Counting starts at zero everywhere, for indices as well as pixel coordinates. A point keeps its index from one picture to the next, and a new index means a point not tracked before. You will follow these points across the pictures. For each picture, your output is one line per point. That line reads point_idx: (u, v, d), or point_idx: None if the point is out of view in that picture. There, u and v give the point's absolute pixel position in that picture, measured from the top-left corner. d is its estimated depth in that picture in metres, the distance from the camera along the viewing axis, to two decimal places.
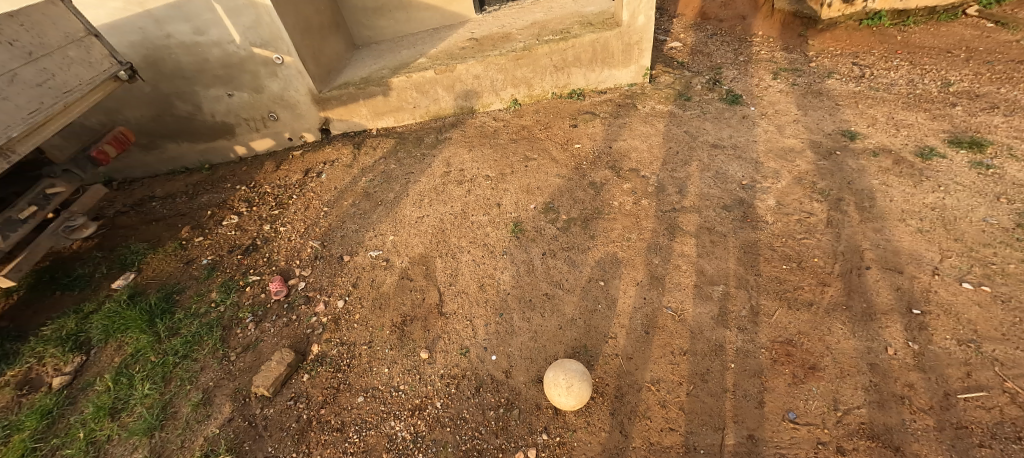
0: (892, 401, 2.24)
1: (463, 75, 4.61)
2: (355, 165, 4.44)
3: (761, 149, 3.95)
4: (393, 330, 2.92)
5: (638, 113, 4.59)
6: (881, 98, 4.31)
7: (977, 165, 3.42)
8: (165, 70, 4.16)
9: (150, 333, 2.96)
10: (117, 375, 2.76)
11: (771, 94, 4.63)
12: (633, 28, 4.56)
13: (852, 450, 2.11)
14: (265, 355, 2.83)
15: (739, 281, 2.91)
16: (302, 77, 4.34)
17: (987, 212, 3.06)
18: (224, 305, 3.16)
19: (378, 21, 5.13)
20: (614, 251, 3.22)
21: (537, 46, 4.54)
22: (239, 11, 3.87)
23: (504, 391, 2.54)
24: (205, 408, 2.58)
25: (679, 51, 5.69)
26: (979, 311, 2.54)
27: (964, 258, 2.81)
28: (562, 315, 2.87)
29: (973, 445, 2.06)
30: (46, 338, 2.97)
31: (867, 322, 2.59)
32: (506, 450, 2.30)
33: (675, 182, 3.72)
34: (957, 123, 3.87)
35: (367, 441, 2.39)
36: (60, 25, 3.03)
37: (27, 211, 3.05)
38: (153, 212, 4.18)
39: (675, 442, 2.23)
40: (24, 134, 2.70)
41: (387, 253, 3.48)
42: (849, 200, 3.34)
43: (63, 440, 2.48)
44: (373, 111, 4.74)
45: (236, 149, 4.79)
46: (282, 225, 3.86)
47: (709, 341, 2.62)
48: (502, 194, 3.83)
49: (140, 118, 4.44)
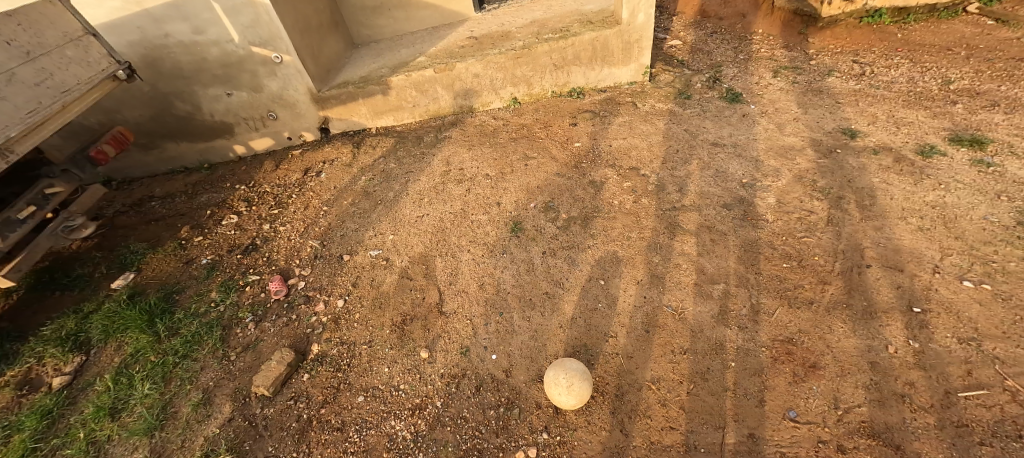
0: (893, 399, 2.24)
1: (463, 74, 4.60)
2: (355, 164, 4.43)
3: (761, 147, 3.94)
4: (393, 330, 2.91)
5: (638, 112, 4.58)
6: (881, 96, 4.31)
7: (978, 162, 3.41)
8: (163, 70, 4.14)
9: (150, 333, 2.95)
10: (117, 375, 2.75)
11: (771, 92, 4.62)
12: (633, 26, 4.55)
13: (852, 449, 2.11)
14: (265, 355, 2.83)
15: (739, 280, 2.91)
16: (301, 77, 4.33)
17: (988, 209, 3.06)
18: (223, 305, 3.16)
19: (377, 19, 5.11)
20: (615, 250, 3.22)
21: (537, 45, 4.54)
22: (238, 10, 3.85)
23: (505, 390, 2.54)
24: (205, 408, 2.57)
25: (678, 49, 5.68)
26: (980, 309, 2.54)
27: (965, 256, 2.81)
28: (562, 314, 2.87)
29: (974, 443, 2.06)
30: (46, 338, 2.97)
31: (868, 320, 2.58)
32: (506, 449, 2.30)
33: (675, 181, 3.71)
34: (957, 121, 3.86)
35: (367, 441, 2.39)
36: (59, 24, 3.02)
37: (27, 211, 3.04)
38: (152, 212, 4.18)
39: (676, 441, 2.23)
40: (23, 134, 2.69)
41: (387, 252, 3.47)
42: (850, 198, 3.33)
43: (63, 440, 2.48)
44: (372, 110, 4.73)
45: (235, 149, 4.78)
46: (281, 224, 3.85)
47: (710, 340, 2.61)
48: (502, 193, 3.83)
49: (139, 118, 4.43)
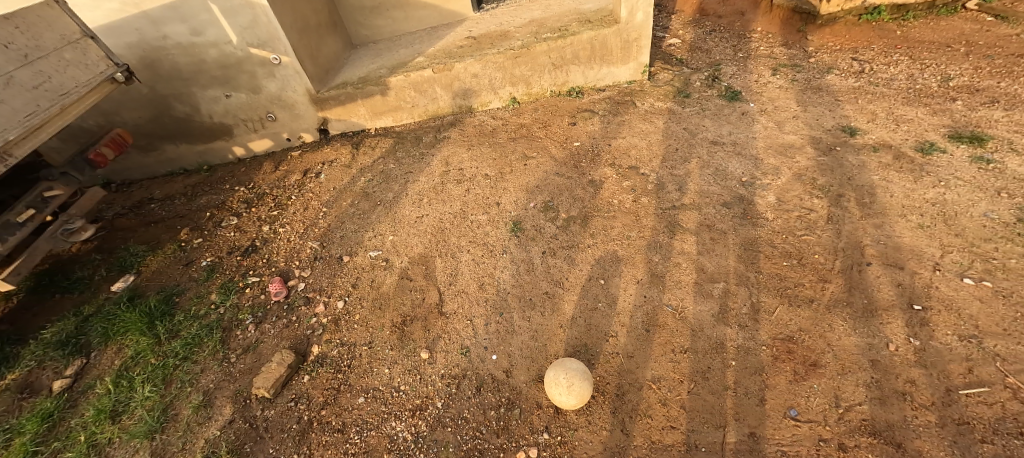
0: (894, 397, 2.24)
1: (462, 74, 4.59)
2: (354, 165, 4.42)
3: (760, 145, 3.94)
4: (393, 331, 2.91)
5: (638, 110, 4.57)
6: (880, 93, 4.30)
7: (978, 159, 3.41)
8: (162, 71, 4.14)
9: (150, 335, 2.95)
10: (117, 378, 2.75)
11: (770, 90, 4.62)
12: (632, 25, 4.54)
13: (853, 447, 2.11)
14: (265, 356, 2.83)
15: (739, 278, 2.90)
16: (300, 77, 4.33)
17: (988, 206, 3.05)
18: (223, 306, 3.15)
19: (375, 20, 5.11)
20: (615, 249, 3.22)
21: (536, 44, 4.52)
22: (235, 11, 3.84)
23: (505, 390, 2.53)
24: (205, 410, 2.57)
25: (678, 47, 5.67)
26: (981, 306, 2.54)
27: (966, 254, 2.80)
28: (562, 314, 2.86)
29: (975, 441, 2.06)
30: (46, 341, 2.96)
31: (868, 318, 2.58)
32: (507, 450, 2.30)
33: (675, 179, 3.71)
34: (957, 118, 3.85)
35: (368, 442, 2.39)
36: (57, 27, 3.00)
37: (26, 214, 3.03)
38: (153, 214, 4.18)
39: (676, 440, 2.23)
40: (21, 137, 2.69)
41: (387, 253, 3.47)
42: (850, 195, 3.33)
43: (64, 443, 2.49)
44: (371, 110, 4.72)
45: (235, 150, 4.78)
46: (281, 226, 3.85)
47: (710, 338, 2.61)
48: (502, 193, 3.82)
49: (138, 120, 4.43)
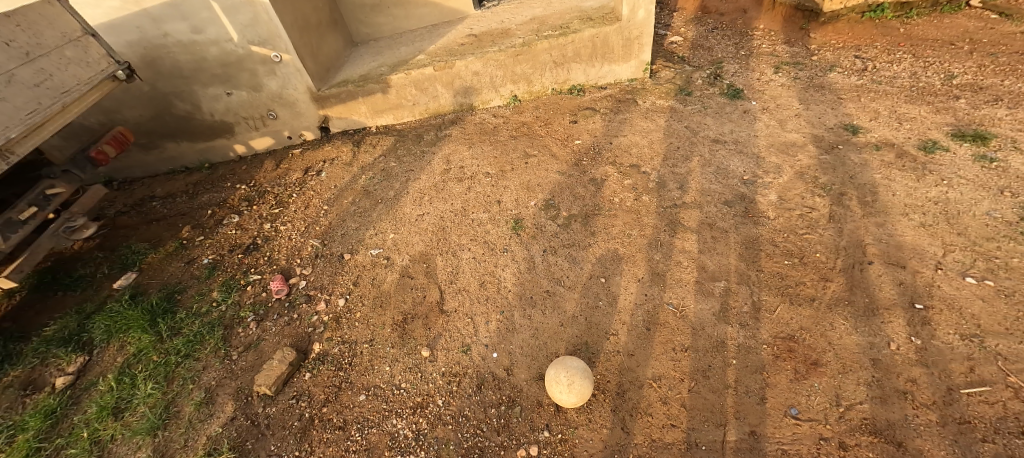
0: (895, 396, 2.24)
1: (463, 72, 4.58)
2: (355, 163, 4.42)
3: (761, 144, 3.93)
4: (393, 329, 2.92)
5: (638, 108, 4.56)
6: (883, 91, 4.28)
7: (980, 158, 3.39)
8: (163, 69, 4.14)
9: (152, 333, 2.95)
10: (119, 375, 2.76)
11: (771, 88, 4.60)
12: (633, 23, 4.53)
13: (854, 446, 2.11)
14: (266, 354, 2.84)
15: (739, 277, 2.90)
16: (301, 76, 4.33)
17: (991, 205, 3.04)
18: (225, 304, 3.16)
19: (376, 18, 5.10)
20: (615, 248, 3.21)
21: (537, 42, 4.51)
22: (237, 9, 3.84)
23: (506, 389, 2.54)
24: (207, 408, 2.58)
25: (679, 45, 5.65)
26: (982, 305, 2.53)
27: (968, 253, 2.79)
28: (563, 312, 2.86)
29: (977, 440, 2.06)
30: (49, 338, 2.98)
31: (869, 318, 2.57)
32: (508, 448, 2.31)
33: (676, 178, 3.70)
34: (960, 117, 3.83)
35: (368, 439, 2.40)
36: (58, 25, 3.00)
37: (27, 212, 3.04)
38: (154, 212, 4.19)
39: (676, 439, 2.24)
40: (23, 135, 2.70)
41: (387, 252, 3.47)
42: (851, 194, 3.31)
43: (68, 439, 2.50)
44: (372, 109, 4.72)
45: (236, 148, 4.78)
46: (282, 224, 3.85)
47: (710, 337, 2.61)
48: (502, 191, 3.82)
49: (139, 118, 4.43)
